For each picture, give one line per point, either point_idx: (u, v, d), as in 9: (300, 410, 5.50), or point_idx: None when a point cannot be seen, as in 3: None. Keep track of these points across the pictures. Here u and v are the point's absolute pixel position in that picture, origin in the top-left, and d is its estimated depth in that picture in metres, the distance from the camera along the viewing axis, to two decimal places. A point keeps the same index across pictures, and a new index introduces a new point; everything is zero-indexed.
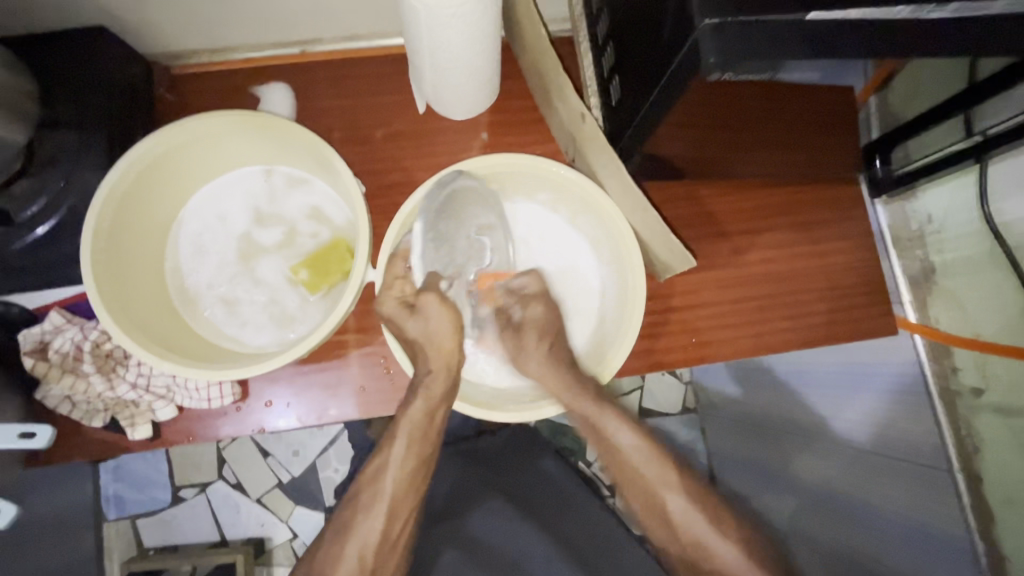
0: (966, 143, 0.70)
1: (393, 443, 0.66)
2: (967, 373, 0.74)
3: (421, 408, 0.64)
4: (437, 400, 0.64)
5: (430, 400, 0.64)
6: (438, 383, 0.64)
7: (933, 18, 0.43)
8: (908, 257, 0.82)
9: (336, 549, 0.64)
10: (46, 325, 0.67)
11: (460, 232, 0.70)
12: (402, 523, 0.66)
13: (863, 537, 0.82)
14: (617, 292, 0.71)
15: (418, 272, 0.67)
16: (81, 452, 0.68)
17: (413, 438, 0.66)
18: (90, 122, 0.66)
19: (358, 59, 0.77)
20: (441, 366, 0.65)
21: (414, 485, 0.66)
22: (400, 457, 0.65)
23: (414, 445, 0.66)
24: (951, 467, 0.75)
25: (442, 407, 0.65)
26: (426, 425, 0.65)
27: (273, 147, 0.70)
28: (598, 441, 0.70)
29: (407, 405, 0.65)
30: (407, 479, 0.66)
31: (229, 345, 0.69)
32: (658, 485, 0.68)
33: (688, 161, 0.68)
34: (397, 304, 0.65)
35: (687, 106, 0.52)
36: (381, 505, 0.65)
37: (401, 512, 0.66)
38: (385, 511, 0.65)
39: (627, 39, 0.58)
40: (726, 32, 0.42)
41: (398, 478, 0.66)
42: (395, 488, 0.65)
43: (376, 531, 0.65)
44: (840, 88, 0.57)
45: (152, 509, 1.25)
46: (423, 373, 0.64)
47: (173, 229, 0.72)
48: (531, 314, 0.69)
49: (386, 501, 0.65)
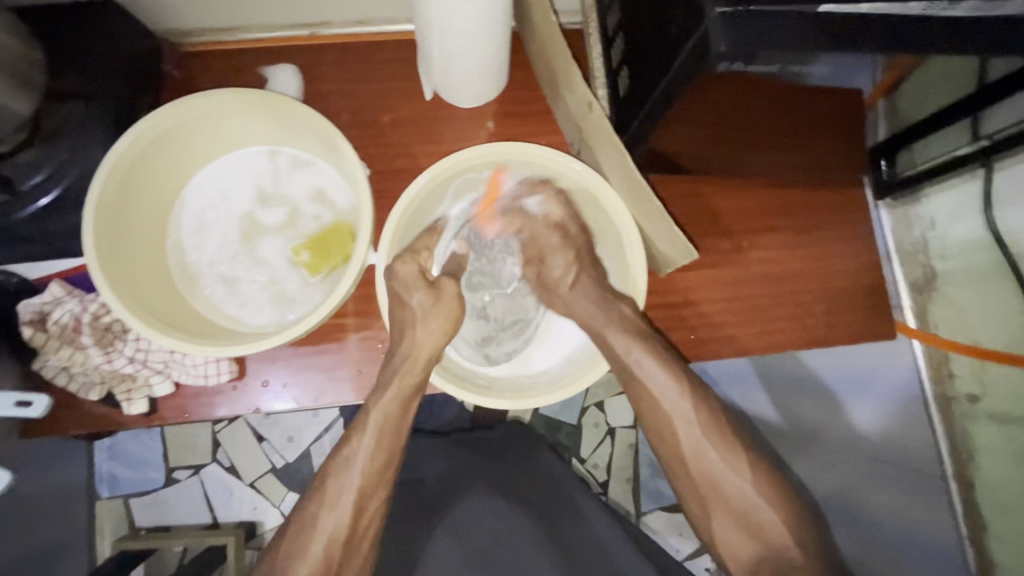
0: (971, 148, 0.70)
1: (361, 434, 0.65)
2: (963, 380, 0.77)
3: (393, 398, 0.65)
4: (409, 390, 0.65)
5: (403, 388, 0.65)
6: (411, 374, 0.65)
7: (945, 16, 0.43)
8: (909, 264, 0.82)
9: (302, 542, 0.62)
10: (46, 296, 0.66)
11: (500, 256, 0.76)
12: (370, 514, 0.65)
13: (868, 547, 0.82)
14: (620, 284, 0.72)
15: (438, 260, 0.73)
16: (77, 425, 0.68)
17: (383, 431, 0.65)
18: (98, 95, 0.66)
19: (368, 43, 0.77)
20: (421, 360, 0.66)
21: (382, 476, 0.66)
22: (368, 449, 0.65)
23: (382, 438, 0.65)
24: (942, 473, 0.81)
25: (414, 395, 0.66)
26: (398, 415, 0.66)
27: (279, 128, 0.70)
28: (648, 411, 0.66)
29: (379, 394, 0.65)
30: (375, 473, 0.65)
31: (227, 323, 0.69)
32: (701, 472, 0.64)
33: (693, 157, 0.68)
34: (415, 270, 0.68)
35: (695, 98, 0.51)
36: (349, 499, 0.64)
37: (370, 503, 0.65)
38: (351, 506, 0.63)
39: (637, 30, 0.58)
40: (735, 23, 0.41)
41: (366, 469, 0.65)
42: (364, 477, 0.64)
43: (345, 518, 0.63)
44: (846, 91, 0.57)
45: (146, 490, 1.25)
46: (399, 361, 0.66)
47: (176, 207, 0.72)
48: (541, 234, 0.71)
49: (354, 490, 0.64)
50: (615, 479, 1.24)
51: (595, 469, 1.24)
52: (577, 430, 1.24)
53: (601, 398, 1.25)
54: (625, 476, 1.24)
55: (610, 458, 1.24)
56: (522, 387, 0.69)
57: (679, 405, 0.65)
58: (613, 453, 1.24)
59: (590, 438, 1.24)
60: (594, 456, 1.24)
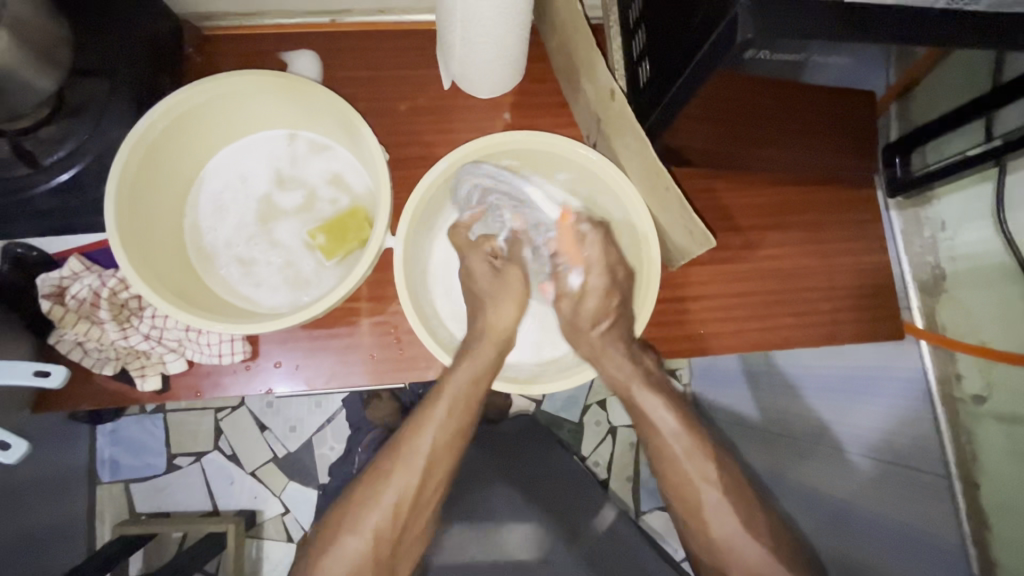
0: (983, 148, 0.69)
1: (436, 404, 0.67)
2: (969, 380, 0.78)
3: (471, 371, 0.66)
4: (485, 366, 0.66)
5: (481, 361, 0.66)
6: (486, 348, 0.67)
7: (966, 11, 0.44)
8: (919, 264, 0.84)
9: (373, 495, 0.66)
10: (65, 270, 0.67)
11: (494, 214, 0.73)
12: (437, 479, 0.68)
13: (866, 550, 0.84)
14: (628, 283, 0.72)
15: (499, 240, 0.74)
16: (88, 400, 0.69)
17: (457, 403, 0.67)
18: (120, 73, 0.66)
19: (387, 31, 0.78)
20: (497, 334, 0.68)
21: (454, 444, 0.68)
22: (442, 418, 0.67)
23: (448, 424, 0.67)
24: (948, 474, 0.80)
25: (490, 373, 0.67)
26: (472, 389, 0.66)
27: (300, 111, 0.71)
28: (636, 417, 0.70)
29: (454, 366, 0.66)
30: (448, 440, 0.68)
31: (241, 304, 0.70)
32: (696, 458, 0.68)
33: (708, 152, 0.68)
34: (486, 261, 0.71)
35: (714, 89, 0.51)
36: (418, 462, 0.67)
37: (438, 468, 0.67)
38: (420, 470, 0.67)
39: (660, 21, 0.59)
40: (762, 11, 0.42)
41: (430, 450, 0.67)
42: (436, 444, 0.67)
43: (415, 480, 0.66)
44: (861, 91, 0.58)
45: (147, 475, 1.25)
46: (478, 333, 0.68)
47: (194, 186, 0.72)
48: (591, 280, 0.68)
49: (419, 468, 0.66)
50: (616, 477, 1.24)
51: (596, 467, 1.24)
52: (579, 428, 1.25)
53: (603, 395, 1.26)
54: (626, 475, 1.24)
55: (610, 456, 1.25)
56: (524, 376, 0.70)
57: (653, 400, 0.69)
58: (614, 451, 1.25)
59: (592, 435, 1.25)
60: (595, 454, 1.24)
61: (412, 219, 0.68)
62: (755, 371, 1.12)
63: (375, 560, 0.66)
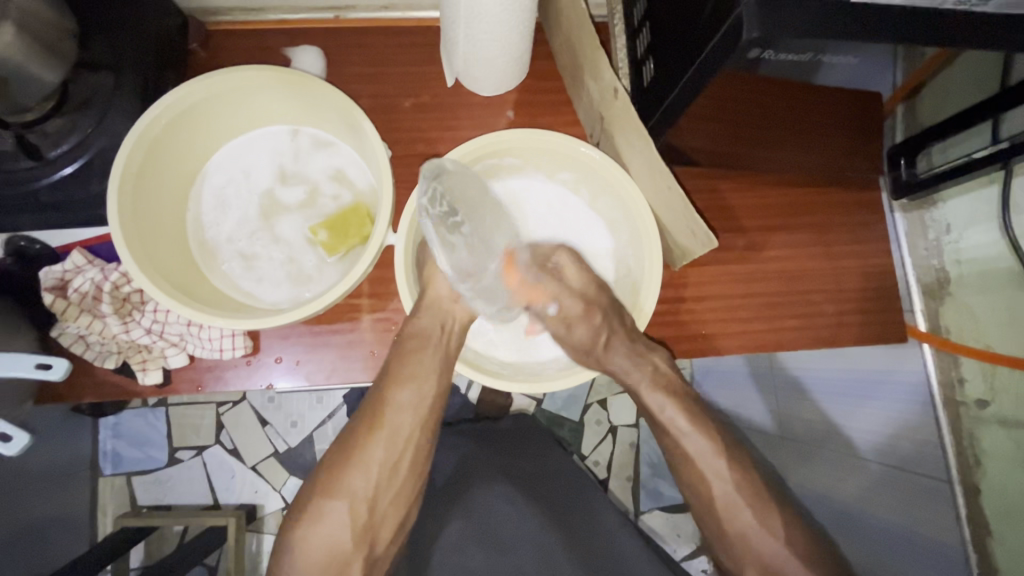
0: (989, 151, 0.68)
1: (396, 366, 0.68)
2: (973, 383, 0.77)
3: (427, 328, 0.67)
4: (439, 321, 0.67)
5: (434, 318, 0.67)
6: (437, 308, 0.67)
7: (975, 13, 0.44)
8: (923, 266, 0.83)
9: (343, 459, 0.67)
10: (67, 263, 0.67)
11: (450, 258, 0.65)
12: (406, 439, 0.68)
13: (868, 548, 0.86)
14: (630, 286, 0.72)
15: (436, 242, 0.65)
16: (89, 393, 0.69)
17: (416, 363, 0.67)
18: (125, 67, 0.66)
19: (391, 28, 0.78)
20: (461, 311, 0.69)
21: (421, 405, 0.68)
22: (405, 379, 0.67)
23: (417, 382, 0.67)
24: (949, 478, 0.79)
25: (445, 328, 0.68)
26: (432, 347, 0.67)
27: (303, 107, 0.71)
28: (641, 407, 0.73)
29: (410, 323, 0.67)
30: (414, 401, 0.68)
31: (243, 299, 0.70)
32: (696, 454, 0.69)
33: (712, 152, 0.68)
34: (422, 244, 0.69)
35: (719, 88, 0.51)
36: (385, 423, 0.67)
37: (405, 430, 0.68)
38: (387, 432, 0.67)
39: (666, 19, 0.58)
40: (767, 10, 0.42)
41: (401, 409, 0.68)
42: (403, 403, 0.68)
43: (383, 442, 0.67)
44: (868, 92, 0.57)
45: (149, 468, 1.26)
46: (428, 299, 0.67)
47: (197, 181, 0.72)
48: (569, 306, 0.71)
49: (386, 429, 0.67)
50: (615, 477, 1.24)
51: (596, 466, 1.24)
52: (580, 427, 1.25)
53: (604, 395, 1.26)
54: (626, 474, 1.24)
55: (611, 456, 1.24)
56: (534, 372, 0.70)
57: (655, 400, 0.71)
58: (615, 450, 1.25)
59: (592, 435, 1.25)
60: (596, 453, 1.24)
61: (415, 217, 0.67)
62: (763, 369, 1.11)
63: (357, 526, 0.66)
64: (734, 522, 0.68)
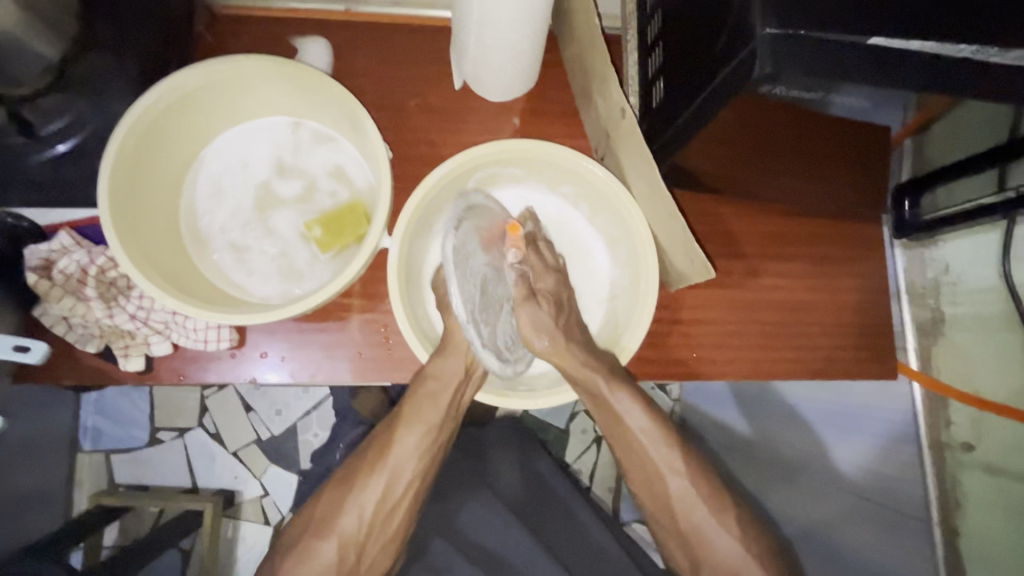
0: (997, 198, 0.70)
1: (405, 416, 0.69)
2: (959, 427, 0.77)
3: (443, 381, 0.66)
4: (460, 372, 0.66)
5: (454, 373, 0.66)
6: (455, 361, 0.66)
7: (989, 63, 0.42)
8: (919, 305, 0.83)
9: (341, 501, 0.69)
10: (55, 243, 0.66)
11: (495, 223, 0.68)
12: (404, 486, 0.69)
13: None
14: (611, 323, 0.72)
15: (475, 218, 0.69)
16: (72, 375, 0.68)
17: (424, 416, 0.68)
18: (125, 45, 0.65)
19: (401, 25, 0.77)
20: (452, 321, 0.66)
21: (428, 452, 0.70)
22: (415, 429, 0.69)
23: (425, 428, 0.69)
24: (929, 518, 0.81)
25: (465, 381, 0.67)
26: (444, 400, 0.67)
27: (306, 101, 0.70)
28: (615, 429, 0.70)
29: (426, 365, 0.66)
30: (417, 450, 0.69)
31: (232, 291, 0.69)
32: (676, 479, 0.70)
33: (716, 177, 0.68)
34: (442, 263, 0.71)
35: (730, 117, 0.50)
36: (385, 467, 0.69)
37: (404, 476, 0.69)
38: (386, 476, 0.68)
39: (678, 41, 0.57)
40: (781, 47, 0.41)
41: (404, 453, 0.69)
42: (409, 450, 0.69)
43: (380, 487, 0.68)
44: (878, 126, 0.57)
45: (129, 447, 1.25)
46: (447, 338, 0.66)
47: (193, 168, 0.71)
48: (544, 282, 0.68)
49: (384, 473, 0.68)
50: (597, 487, 1.24)
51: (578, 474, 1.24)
52: (565, 434, 1.24)
53: None
54: (608, 485, 1.24)
55: (594, 465, 1.24)
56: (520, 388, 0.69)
57: (659, 435, 0.70)
58: (598, 460, 1.24)
59: (577, 443, 1.24)
60: (579, 461, 1.24)
61: (412, 217, 0.66)
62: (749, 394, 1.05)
63: (342, 564, 0.68)
64: (708, 541, 0.69)
